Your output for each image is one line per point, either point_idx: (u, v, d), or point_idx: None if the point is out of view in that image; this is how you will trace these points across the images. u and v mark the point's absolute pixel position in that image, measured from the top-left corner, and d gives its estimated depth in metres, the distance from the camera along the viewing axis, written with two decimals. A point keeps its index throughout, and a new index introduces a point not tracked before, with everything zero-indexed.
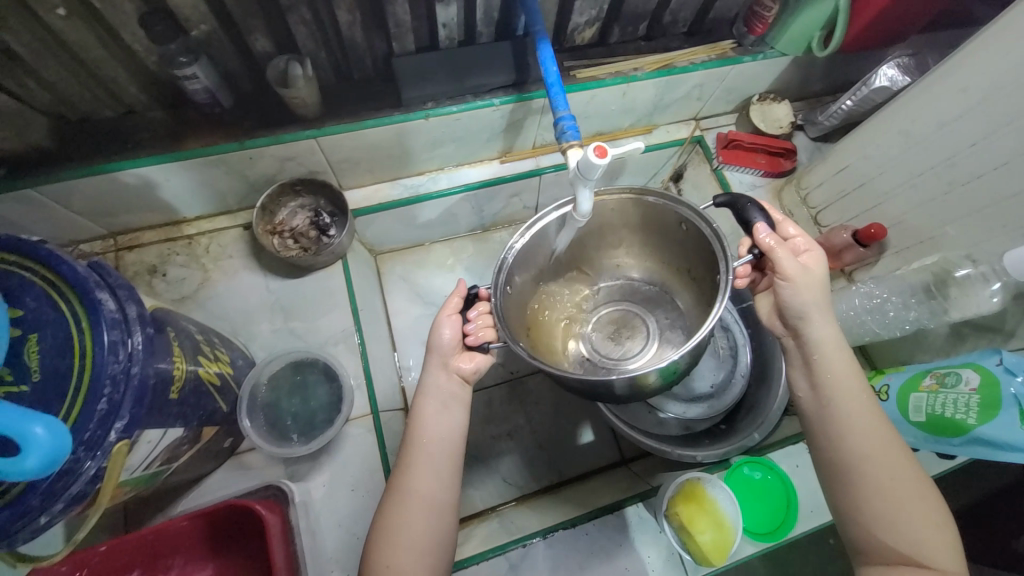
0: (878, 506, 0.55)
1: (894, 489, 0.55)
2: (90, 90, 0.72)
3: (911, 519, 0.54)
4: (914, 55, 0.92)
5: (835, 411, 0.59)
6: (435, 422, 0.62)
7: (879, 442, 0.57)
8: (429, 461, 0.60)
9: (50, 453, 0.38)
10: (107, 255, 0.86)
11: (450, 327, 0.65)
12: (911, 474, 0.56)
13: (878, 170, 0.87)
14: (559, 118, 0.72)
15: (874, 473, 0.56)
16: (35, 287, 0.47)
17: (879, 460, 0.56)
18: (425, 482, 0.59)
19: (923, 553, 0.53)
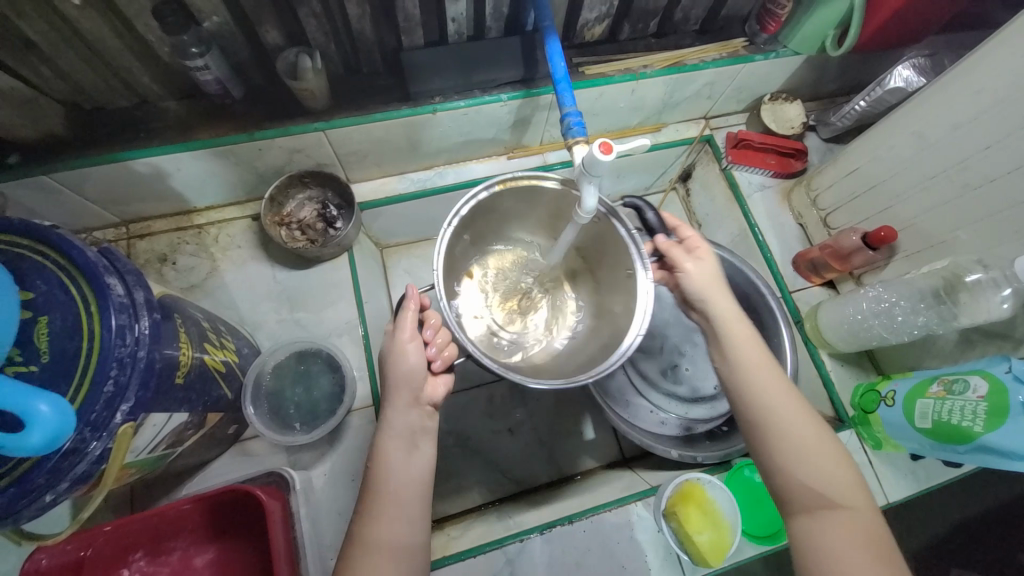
0: (792, 456, 0.57)
1: (807, 439, 0.57)
2: (104, 79, 0.74)
3: (819, 461, 0.56)
4: (931, 55, 0.90)
5: (744, 371, 0.62)
6: (396, 463, 0.58)
7: (787, 395, 0.60)
8: (391, 505, 0.56)
9: (53, 430, 0.39)
10: (118, 243, 0.88)
11: (415, 351, 0.62)
12: (816, 423, 0.59)
13: (889, 172, 0.86)
14: (565, 115, 0.72)
15: (787, 425, 0.58)
16: (46, 271, 0.48)
17: (789, 412, 0.59)
18: (390, 527, 0.55)
19: (836, 495, 0.55)
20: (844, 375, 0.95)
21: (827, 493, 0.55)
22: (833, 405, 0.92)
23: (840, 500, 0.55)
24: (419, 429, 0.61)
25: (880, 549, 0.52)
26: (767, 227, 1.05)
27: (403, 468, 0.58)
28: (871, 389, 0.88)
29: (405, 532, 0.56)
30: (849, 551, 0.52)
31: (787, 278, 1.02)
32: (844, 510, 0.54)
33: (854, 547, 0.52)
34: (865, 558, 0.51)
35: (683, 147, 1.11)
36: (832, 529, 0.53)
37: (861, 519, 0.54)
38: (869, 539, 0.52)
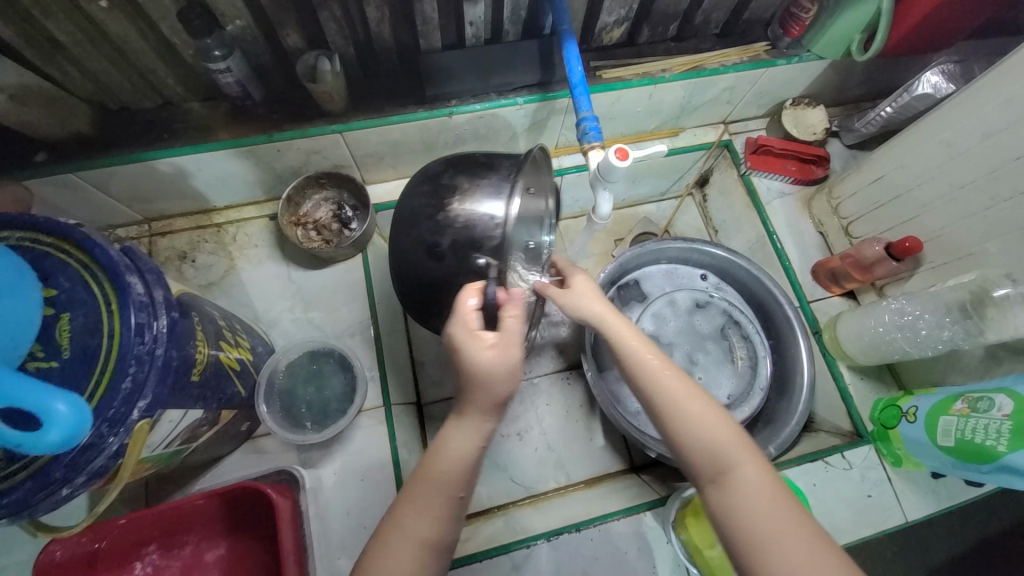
0: (685, 430, 0.56)
1: (694, 410, 0.56)
2: (131, 81, 0.76)
3: (703, 427, 0.55)
4: (961, 61, 0.88)
5: (628, 358, 0.61)
6: (459, 457, 0.54)
7: (666, 370, 0.59)
8: (437, 500, 0.52)
9: (71, 428, 0.40)
10: (141, 240, 0.90)
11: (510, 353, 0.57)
12: (695, 394, 0.57)
13: (916, 180, 0.83)
14: (581, 119, 0.71)
15: (673, 401, 0.57)
16: (69, 269, 0.49)
17: (671, 386, 0.58)
18: (424, 522, 0.52)
19: (732, 459, 0.53)
20: (864, 389, 0.92)
21: (723, 460, 0.53)
22: (851, 419, 0.90)
23: (737, 462, 0.53)
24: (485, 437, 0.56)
25: (783, 502, 0.50)
26: (786, 234, 1.03)
27: (460, 467, 0.54)
28: (892, 404, 0.86)
29: (440, 530, 0.52)
30: (757, 513, 0.50)
31: (805, 287, 0.99)
32: (736, 469, 0.53)
33: (761, 508, 0.50)
34: (771, 516, 0.50)
35: (701, 152, 1.09)
36: (737, 496, 0.52)
37: (759, 477, 0.52)
38: (771, 495, 0.51)
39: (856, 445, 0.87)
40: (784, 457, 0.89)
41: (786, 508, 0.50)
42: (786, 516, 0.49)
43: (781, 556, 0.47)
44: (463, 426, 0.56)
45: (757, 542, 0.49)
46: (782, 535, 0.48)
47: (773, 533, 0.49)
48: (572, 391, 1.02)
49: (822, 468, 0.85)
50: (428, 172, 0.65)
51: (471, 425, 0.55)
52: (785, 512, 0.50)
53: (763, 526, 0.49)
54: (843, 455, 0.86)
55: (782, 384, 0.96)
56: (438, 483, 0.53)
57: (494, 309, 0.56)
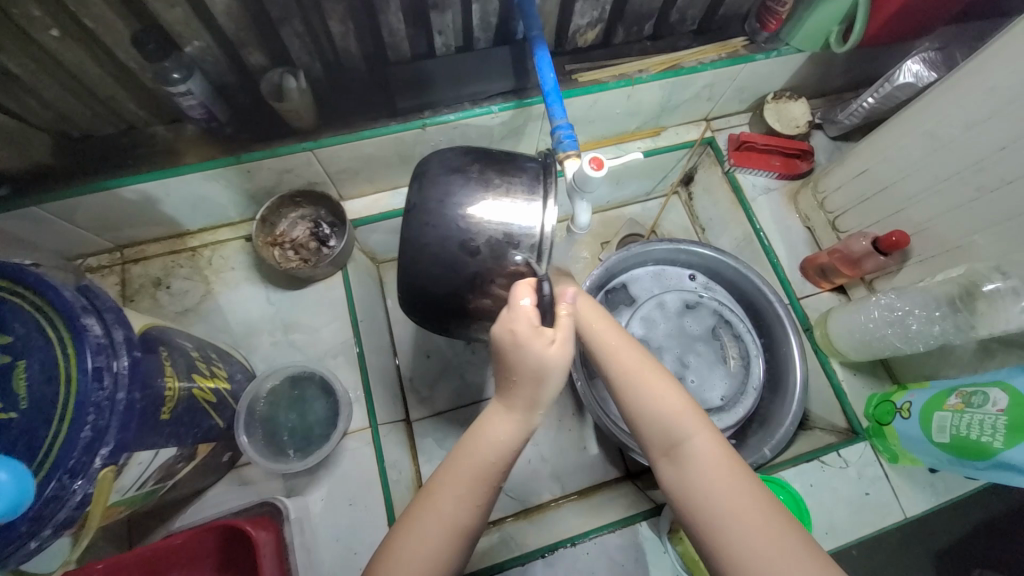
0: (642, 405, 0.56)
1: (649, 383, 0.57)
2: (91, 107, 0.73)
3: (659, 400, 0.56)
4: (941, 49, 0.86)
5: (589, 336, 0.62)
6: (497, 445, 0.53)
7: (625, 349, 0.60)
8: (467, 488, 0.52)
9: (15, 498, 0.41)
10: (114, 268, 0.88)
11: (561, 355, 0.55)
12: (651, 367, 0.58)
13: (900, 173, 0.82)
14: (556, 127, 0.69)
15: (631, 378, 0.58)
16: (23, 313, 0.47)
17: (630, 364, 0.59)
18: (454, 508, 0.51)
19: (686, 433, 0.54)
20: (857, 385, 0.91)
21: (677, 433, 0.54)
22: (845, 416, 0.89)
23: (691, 435, 0.54)
24: (526, 430, 0.55)
25: (734, 472, 0.51)
26: (773, 230, 1.01)
27: (494, 457, 0.53)
28: (885, 400, 0.85)
29: (467, 518, 0.51)
30: (709, 484, 0.51)
31: (794, 284, 0.98)
32: (690, 441, 0.54)
33: (712, 479, 0.51)
34: (723, 486, 0.51)
35: (684, 151, 1.08)
36: (691, 469, 0.52)
37: (713, 449, 0.53)
38: (723, 466, 0.52)
39: (852, 443, 0.86)
40: (778, 459, 0.87)
41: (737, 478, 0.51)
42: (736, 486, 0.50)
43: (729, 523, 0.49)
44: (501, 416, 0.55)
45: (707, 510, 0.50)
46: (730, 503, 0.49)
47: (722, 501, 0.50)
48: (563, 399, 1.01)
49: (818, 468, 0.83)
50: (449, 164, 0.61)
51: (510, 415, 0.55)
52: (735, 483, 0.51)
53: (713, 494, 0.50)
54: (839, 454, 0.85)
55: (775, 383, 0.95)
56: (472, 470, 0.52)
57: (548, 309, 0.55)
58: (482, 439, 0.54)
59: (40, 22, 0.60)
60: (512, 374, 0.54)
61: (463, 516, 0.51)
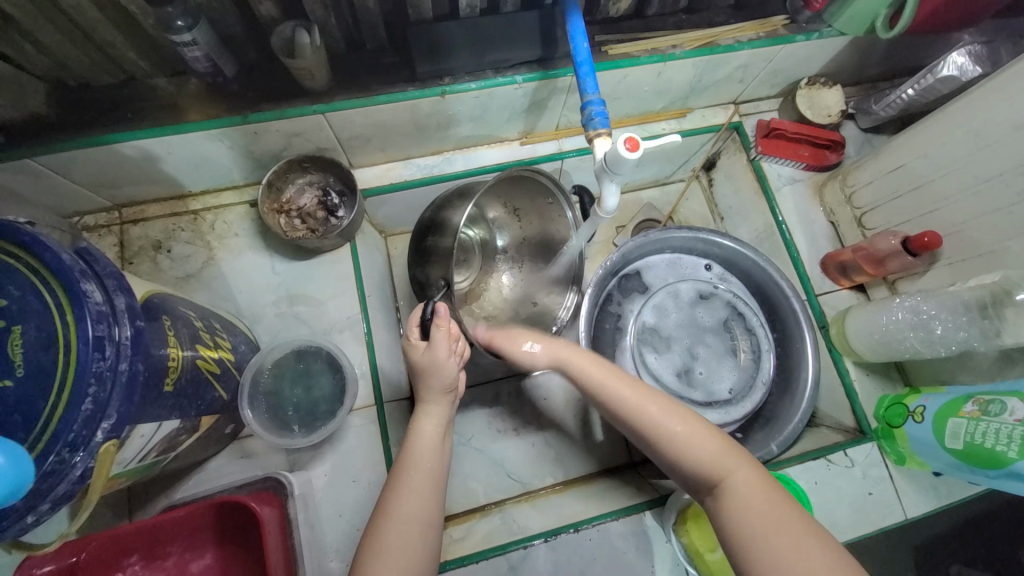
0: (680, 450, 0.59)
1: (676, 425, 0.61)
2: (88, 54, 0.68)
3: (688, 442, 0.59)
4: (990, 41, 0.82)
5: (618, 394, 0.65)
6: (430, 440, 0.63)
7: (650, 403, 0.63)
8: (422, 480, 0.60)
9: (12, 481, 0.37)
10: (111, 228, 0.84)
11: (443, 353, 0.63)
12: (677, 412, 0.62)
13: (939, 171, 0.79)
14: (587, 103, 0.65)
15: (667, 429, 0.61)
16: (18, 275, 0.44)
17: (656, 415, 0.62)
18: (417, 503, 0.58)
19: (725, 471, 0.56)
20: (869, 385, 0.90)
21: (719, 474, 0.56)
22: (854, 415, 0.88)
23: (731, 472, 0.56)
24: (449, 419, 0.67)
25: (778, 503, 0.53)
26: (795, 223, 0.98)
27: (432, 449, 0.63)
28: (898, 402, 0.84)
29: (427, 505, 0.58)
30: (756, 519, 0.52)
31: (813, 280, 0.96)
32: (728, 478, 0.56)
33: (755, 511, 0.53)
34: (766, 516, 0.52)
35: (709, 135, 1.03)
36: (734, 504, 0.54)
37: (753, 483, 0.55)
38: (764, 497, 0.54)
39: (859, 443, 0.85)
40: (784, 455, 0.87)
41: (781, 510, 0.52)
42: (779, 515, 0.52)
43: (779, 554, 0.49)
44: (427, 414, 0.66)
45: (755, 544, 0.51)
46: (776, 534, 0.50)
47: (766, 530, 0.51)
48: (570, 384, 1.00)
49: (825, 467, 0.83)
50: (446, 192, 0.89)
51: (435, 412, 0.66)
52: (779, 513, 0.52)
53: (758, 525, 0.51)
54: (846, 453, 0.84)
55: (786, 380, 0.94)
56: (419, 467, 0.60)
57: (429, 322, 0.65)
58: (418, 438, 0.64)
59: None
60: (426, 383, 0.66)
61: (427, 506, 0.58)
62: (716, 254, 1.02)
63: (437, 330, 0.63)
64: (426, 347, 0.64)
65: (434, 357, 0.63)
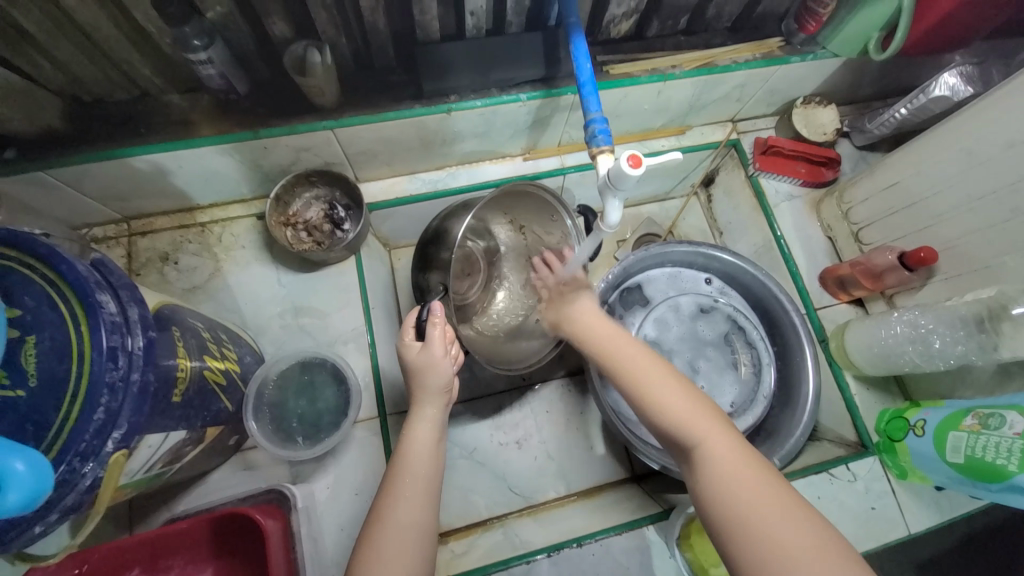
0: (654, 411, 0.58)
1: (660, 388, 0.59)
2: (104, 71, 0.70)
3: (671, 402, 0.58)
4: (979, 63, 0.84)
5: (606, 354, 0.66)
6: (424, 445, 0.62)
7: (641, 366, 0.62)
8: (416, 487, 0.58)
9: (33, 490, 0.36)
10: (120, 240, 0.85)
11: (440, 356, 0.65)
12: (665, 374, 0.61)
13: (933, 189, 0.81)
14: (590, 121, 0.67)
15: (644, 391, 0.60)
16: (34, 286, 0.45)
17: (643, 377, 0.61)
18: (411, 509, 0.56)
19: (698, 434, 0.55)
20: (869, 399, 0.90)
21: (691, 437, 0.55)
22: (856, 429, 0.89)
23: (709, 439, 0.54)
24: (443, 424, 0.66)
25: (751, 469, 0.51)
26: (793, 238, 1.00)
27: (427, 453, 0.62)
28: (899, 416, 0.84)
29: (422, 512, 0.57)
30: (732, 484, 0.50)
31: (812, 294, 0.97)
32: (706, 442, 0.54)
33: (725, 475, 0.51)
34: (736, 480, 0.50)
35: (708, 151, 1.06)
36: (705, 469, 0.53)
37: (726, 448, 0.53)
38: (737, 460, 0.52)
39: (862, 457, 0.85)
40: (787, 469, 0.87)
41: (757, 478, 0.50)
42: (750, 480, 0.50)
43: (747, 519, 0.48)
44: (422, 420, 0.65)
45: (722, 508, 0.50)
46: (745, 500, 0.49)
47: (738, 493, 0.50)
48: (572, 397, 1.00)
49: (827, 480, 0.83)
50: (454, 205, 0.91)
51: (429, 416, 0.65)
52: (752, 478, 0.50)
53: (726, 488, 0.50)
54: (848, 467, 0.84)
55: (787, 393, 0.94)
56: (414, 474, 0.59)
57: (424, 324, 0.66)
58: (413, 444, 0.62)
59: None
60: (422, 384, 0.66)
61: (422, 511, 0.57)
62: (716, 268, 1.03)
63: (432, 329, 0.65)
64: (421, 347, 0.66)
65: (430, 357, 0.65)
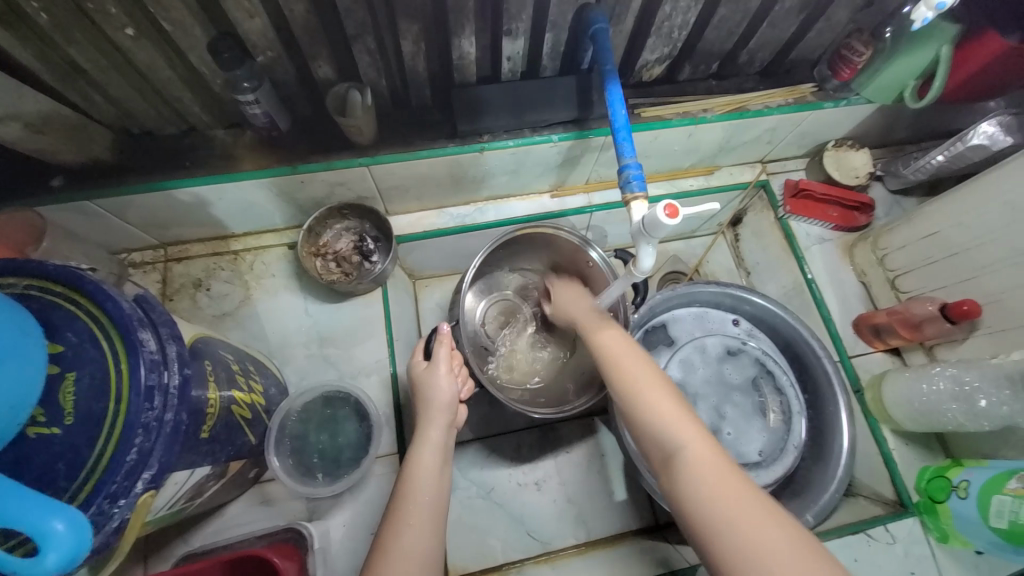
0: (639, 410, 0.57)
1: (645, 391, 0.58)
2: (155, 107, 0.73)
3: (651, 402, 0.57)
4: (1020, 113, 0.83)
5: (604, 354, 0.65)
6: (428, 470, 0.59)
7: (629, 368, 0.61)
8: (422, 513, 0.55)
9: (72, 549, 0.35)
10: (156, 265, 0.87)
11: (446, 379, 0.67)
12: (649, 373, 0.60)
13: (975, 240, 0.78)
14: (624, 166, 0.67)
15: (634, 395, 0.58)
16: (78, 322, 0.45)
17: (631, 378, 0.60)
18: (417, 537, 0.53)
19: (678, 437, 0.53)
20: (908, 455, 0.86)
21: (672, 442, 0.53)
22: (895, 487, 0.84)
23: (685, 445, 0.52)
24: (447, 454, 0.63)
25: (729, 478, 0.49)
26: (825, 283, 0.97)
27: (432, 475, 0.59)
28: (941, 476, 0.80)
29: (428, 543, 0.53)
30: (706, 492, 0.48)
31: (846, 341, 0.94)
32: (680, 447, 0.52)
33: (703, 482, 0.49)
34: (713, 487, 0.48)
35: (736, 192, 1.05)
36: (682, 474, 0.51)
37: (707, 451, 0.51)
38: (718, 466, 0.50)
39: (901, 517, 0.81)
40: (822, 527, 0.82)
41: (733, 482, 0.49)
42: (727, 489, 0.48)
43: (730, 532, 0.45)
44: (426, 443, 0.62)
45: (696, 509, 0.48)
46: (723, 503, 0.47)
47: (710, 501, 0.48)
48: (594, 438, 0.98)
49: (865, 542, 0.78)
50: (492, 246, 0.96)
51: (432, 438, 0.63)
52: (730, 485, 0.48)
53: (705, 493, 0.48)
54: (887, 528, 0.80)
55: (819, 445, 0.90)
56: (419, 499, 0.56)
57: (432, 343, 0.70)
58: (417, 466, 0.60)
59: (115, 20, 0.60)
60: (426, 405, 0.66)
61: (429, 540, 0.53)
62: (746, 310, 1.01)
63: (440, 347, 0.69)
64: (428, 365, 0.69)
65: (435, 372, 0.67)
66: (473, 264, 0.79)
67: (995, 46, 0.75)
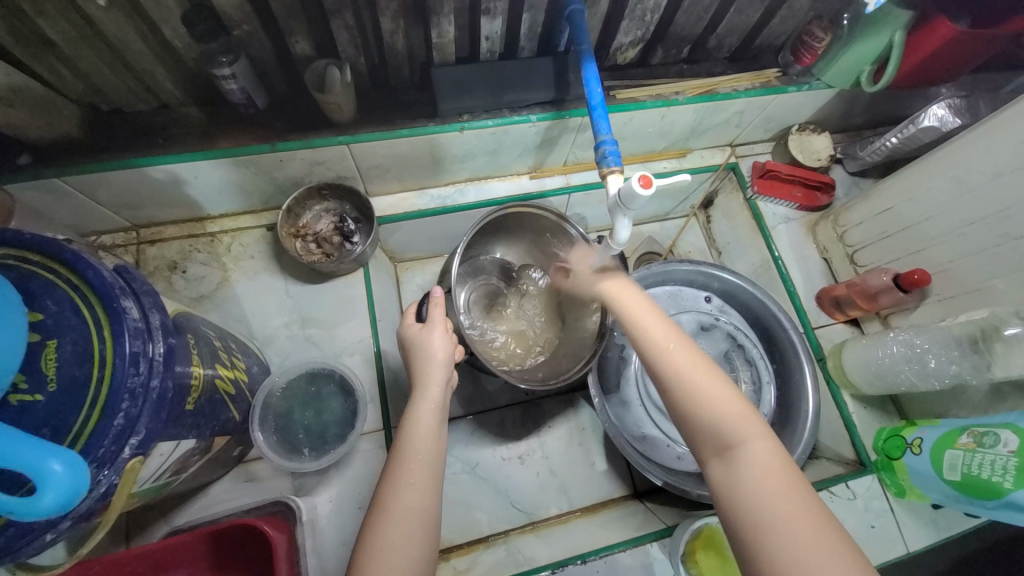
0: (695, 396, 0.54)
1: (700, 377, 0.55)
2: (126, 83, 0.72)
3: (710, 396, 0.54)
4: (967, 96, 0.89)
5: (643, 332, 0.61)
6: (428, 432, 0.60)
7: (682, 350, 0.58)
8: (420, 472, 0.57)
9: (68, 490, 0.36)
10: (129, 248, 0.85)
11: (440, 339, 0.67)
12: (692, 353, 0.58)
13: (925, 215, 0.84)
14: (600, 143, 0.70)
15: (683, 375, 0.56)
16: (57, 290, 0.45)
17: (683, 363, 0.56)
18: (419, 495, 0.55)
19: (741, 434, 0.52)
20: (867, 418, 0.92)
21: (732, 434, 0.52)
22: (854, 447, 0.90)
23: (749, 440, 0.51)
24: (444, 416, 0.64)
25: (789, 475, 0.49)
26: (790, 259, 1.03)
27: (429, 432, 0.60)
28: (896, 435, 0.86)
29: (427, 500, 0.55)
30: (766, 493, 0.48)
31: (810, 313, 0.99)
32: (739, 441, 0.51)
33: (766, 488, 0.48)
34: (772, 493, 0.48)
35: (707, 174, 1.09)
36: (742, 472, 0.50)
37: (767, 455, 0.51)
38: (778, 472, 0.49)
39: (860, 474, 0.87)
40: None
41: (789, 480, 0.49)
42: (787, 490, 0.48)
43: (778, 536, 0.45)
44: (423, 401, 0.63)
45: (747, 502, 0.48)
46: (780, 508, 0.47)
47: (769, 502, 0.47)
48: (574, 413, 1.01)
49: (828, 498, 0.84)
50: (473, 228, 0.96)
51: (431, 397, 0.63)
52: (790, 490, 0.48)
53: (765, 501, 0.47)
54: (848, 485, 0.85)
55: (786, 411, 0.95)
56: (417, 459, 0.57)
57: (426, 305, 0.70)
58: (415, 426, 0.60)
59: None
60: (422, 368, 0.66)
61: (426, 498, 0.55)
62: (717, 287, 1.05)
63: (434, 309, 0.69)
64: (420, 327, 0.69)
65: (429, 332, 0.68)
66: (460, 242, 0.79)
67: (945, 31, 0.79)
